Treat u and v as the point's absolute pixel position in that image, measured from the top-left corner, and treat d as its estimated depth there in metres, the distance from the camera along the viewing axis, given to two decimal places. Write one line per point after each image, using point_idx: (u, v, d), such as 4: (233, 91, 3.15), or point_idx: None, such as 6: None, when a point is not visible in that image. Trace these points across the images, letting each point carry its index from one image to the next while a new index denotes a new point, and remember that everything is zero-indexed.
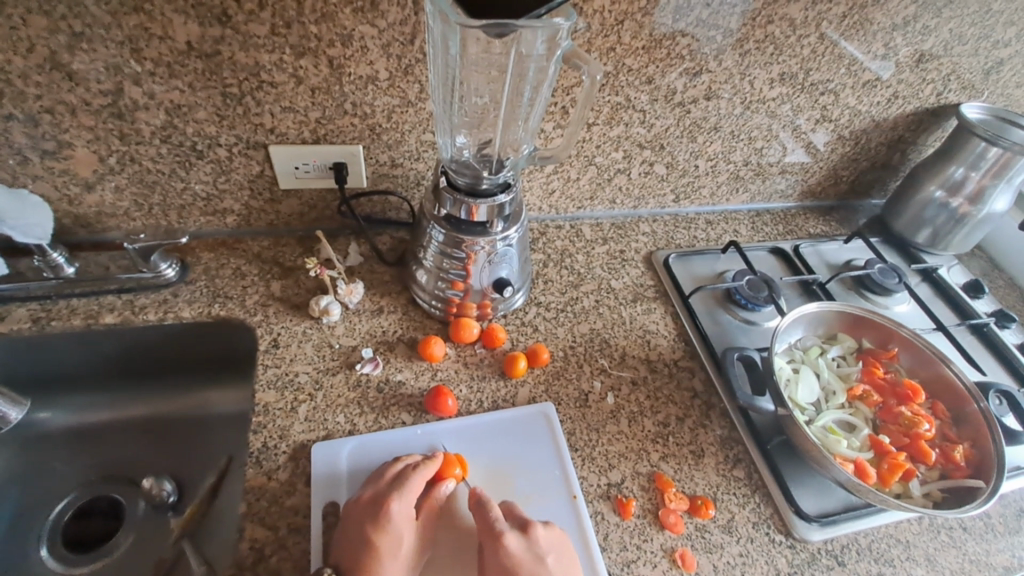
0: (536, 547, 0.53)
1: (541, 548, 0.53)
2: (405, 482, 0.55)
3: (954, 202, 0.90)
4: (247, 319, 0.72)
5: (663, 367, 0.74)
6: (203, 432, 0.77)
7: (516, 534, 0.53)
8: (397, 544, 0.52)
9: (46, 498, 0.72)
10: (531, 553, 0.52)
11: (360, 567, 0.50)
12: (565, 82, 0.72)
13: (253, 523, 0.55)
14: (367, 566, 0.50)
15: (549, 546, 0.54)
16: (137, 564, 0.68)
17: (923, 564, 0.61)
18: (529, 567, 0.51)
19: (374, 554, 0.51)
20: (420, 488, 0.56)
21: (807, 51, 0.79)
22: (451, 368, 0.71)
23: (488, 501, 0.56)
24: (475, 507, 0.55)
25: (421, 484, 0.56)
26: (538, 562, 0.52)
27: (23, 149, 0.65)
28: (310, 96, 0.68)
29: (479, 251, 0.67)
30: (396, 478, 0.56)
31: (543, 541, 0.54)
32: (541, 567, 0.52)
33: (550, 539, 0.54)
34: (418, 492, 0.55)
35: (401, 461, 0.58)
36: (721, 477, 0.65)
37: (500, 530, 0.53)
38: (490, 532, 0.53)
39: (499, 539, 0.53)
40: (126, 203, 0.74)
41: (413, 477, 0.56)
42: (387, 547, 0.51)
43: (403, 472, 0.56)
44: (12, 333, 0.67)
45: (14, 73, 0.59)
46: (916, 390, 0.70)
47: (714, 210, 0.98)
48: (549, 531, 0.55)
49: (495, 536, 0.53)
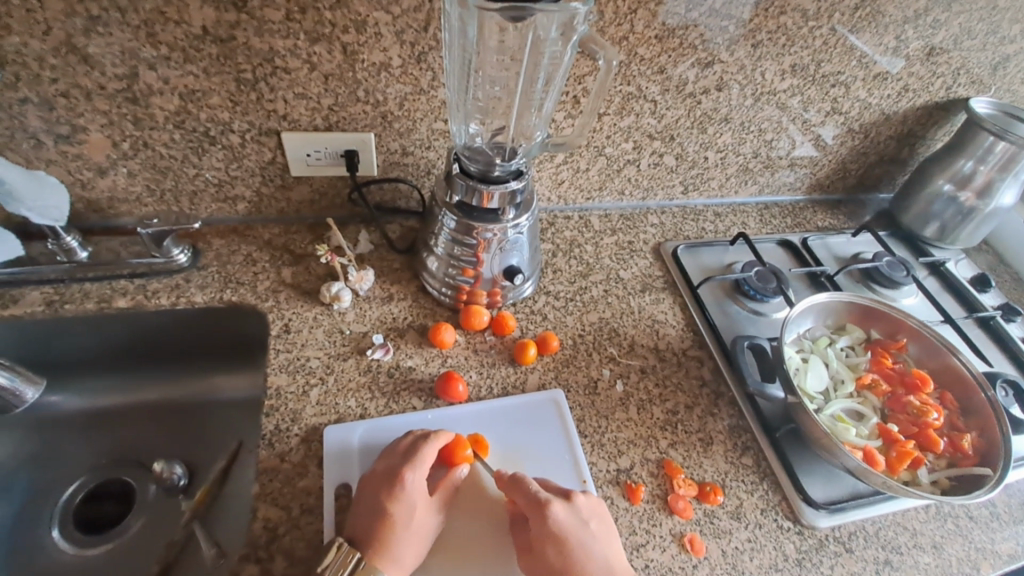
0: (579, 513, 0.55)
1: (584, 514, 0.55)
2: (417, 453, 0.56)
3: (962, 196, 0.91)
4: (258, 305, 0.72)
5: (672, 356, 0.74)
6: (213, 416, 0.78)
7: (560, 501, 0.55)
8: (409, 513, 0.53)
9: (57, 481, 0.73)
10: (575, 520, 0.54)
11: (374, 534, 0.51)
12: (577, 71, 0.72)
13: (266, 503, 0.56)
14: (383, 534, 0.51)
15: (590, 512, 0.55)
16: (148, 546, 0.69)
17: (930, 552, 0.62)
18: (574, 533, 0.53)
19: (391, 522, 0.52)
20: (432, 459, 0.56)
21: (819, 43, 0.79)
22: (461, 355, 0.71)
23: (523, 477, 0.57)
24: (511, 483, 0.56)
25: (434, 455, 0.57)
26: (582, 527, 0.54)
27: (37, 133, 0.65)
28: (323, 82, 0.69)
29: (491, 238, 0.67)
30: (408, 450, 0.57)
31: (584, 508, 0.55)
32: (586, 533, 0.53)
33: (590, 506, 0.56)
34: (429, 462, 0.56)
35: (411, 435, 0.59)
36: (729, 464, 0.65)
37: (544, 498, 0.54)
38: (534, 502, 0.54)
39: (545, 508, 0.54)
40: (138, 188, 0.74)
41: (424, 447, 0.56)
42: (401, 514, 0.52)
43: (415, 444, 0.57)
44: (25, 315, 0.67)
45: (30, 56, 0.60)
46: (925, 380, 0.70)
47: (723, 202, 0.99)
48: (588, 498, 0.56)
49: (540, 506, 0.54)
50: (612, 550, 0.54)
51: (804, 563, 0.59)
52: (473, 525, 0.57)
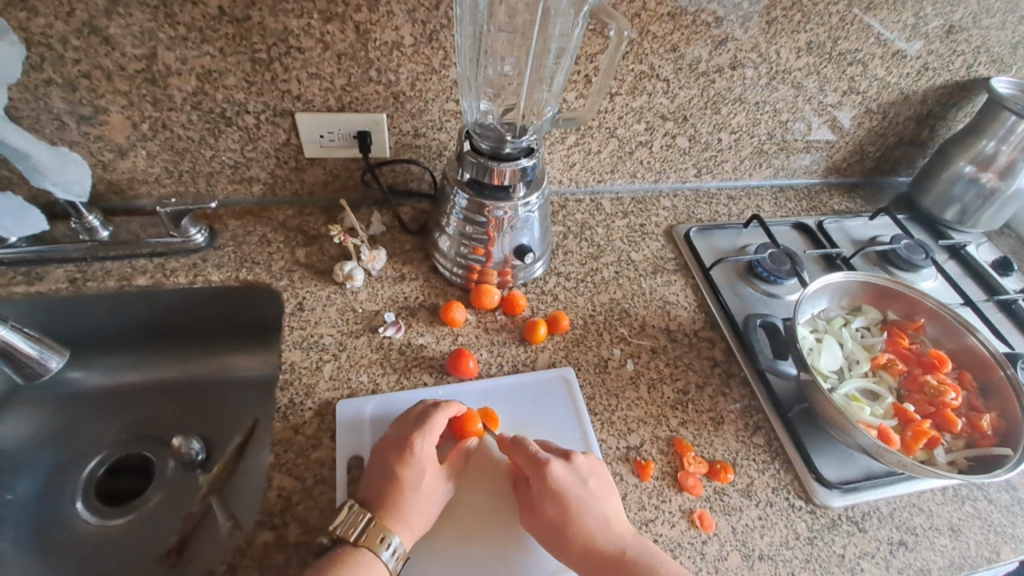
0: (578, 472, 0.55)
1: (583, 472, 0.55)
2: (428, 422, 0.56)
3: (984, 177, 0.88)
4: (272, 283, 0.73)
5: (683, 337, 0.74)
6: (230, 394, 0.79)
7: (559, 461, 0.55)
8: (419, 477, 0.54)
9: (82, 455, 0.75)
10: (574, 478, 0.55)
11: (385, 497, 0.52)
12: (589, 49, 0.71)
13: (281, 473, 0.57)
14: (393, 497, 0.52)
15: (589, 471, 0.56)
16: (166, 519, 0.70)
17: (947, 533, 0.61)
18: (573, 491, 0.54)
19: (399, 485, 0.53)
20: (442, 428, 0.57)
21: (836, 20, 0.77)
22: (472, 333, 0.72)
23: (524, 439, 0.57)
24: (512, 445, 0.57)
25: (444, 425, 0.58)
26: (581, 485, 0.54)
27: (61, 114, 0.67)
28: (336, 62, 0.69)
29: (501, 216, 0.68)
30: (420, 419, 0.57)
31: (583, 467, 0.56)
32: (585, 490, 0.54)
33: (589, 465, 0.56)
34: (440, 431, 0.57)
35: (422, 405, 0.60)
36: (741, 443, 0.65)
37: (543, 459, 0.55)
38: (533, 463, 0.55)
39: (543, 467, 0.54)
40: (157, 169, 0.75)
41: (435, 416, 0.57)
42: (411, 479, 0.53)
43: (426, 413, 0.58)
44: (50, 292, 0.69)
45: (54, 37, 0.61)
46: (942, 359, 0.69)
47: (737, 185, 0.98)
48: (588, 458, 0.57)
49: (539, 466, 0.55)
50: (611, 507, 0.54)
51: (816, 542, 0.58)
52: (483, 497, 0.57)
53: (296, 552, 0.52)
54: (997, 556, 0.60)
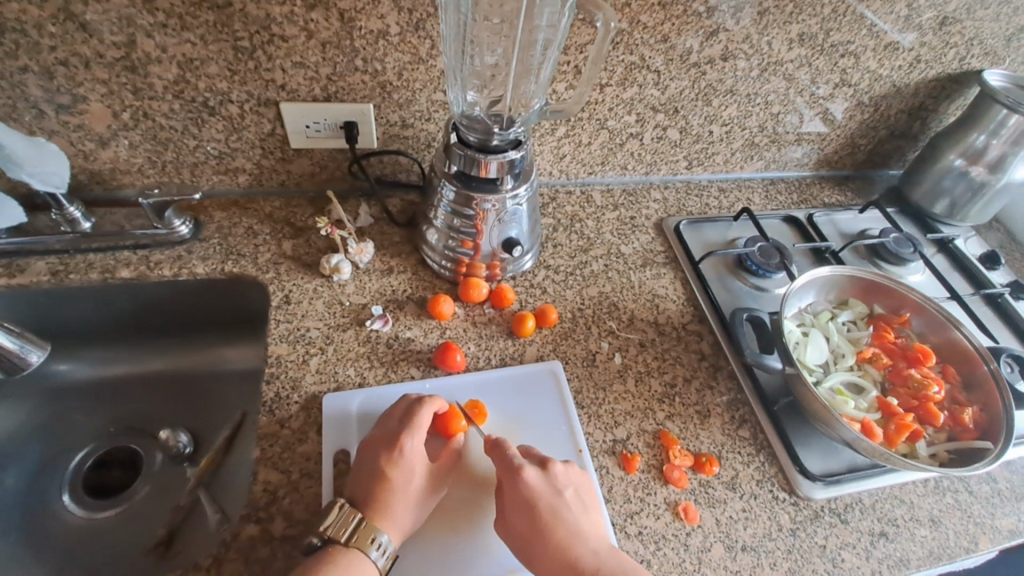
0: (554, 481, 0.55)
1: (559, 483, 0.55)
2: (415, 419, 0.57)
3: (973, 170, 0.88)
4: (258, 276, 0.73)
5: (671, 330, 0.74)
6: (219, 386, 0.79)
7: (534, 468, 0.55)
8: (408, 476, 0.54)
9: (68, 447, 0.74)
10: (549, 487, 0.54)
11: (373, 496, 0.52)
12: (578, 39, 0.71)
13: (267, 467, 0.57)
14: (383, 496, 0.52)
15: (566, 480, 0.56)
16: (154, 512, 0.70)
17: (927, 524, 0.62)
18: (546, 500, 0.53)
19: (388, 484, 0.53)
20: (428, 424, 0.57)
21: (828, 10, 0.77)
22: (460, 327, 0.71)
23: (505, 442, 0.57)
24: (493, 448, 0.57)
25: (430, 421, 0.58)
26: (556, 495, 0.54)
27: (38, 103, 0.66)
28: (321, 51, 0.68)
29: (489, 210, 0.67)
30: (406, 416, 0.57)
31: (561, 476, 0.56)
32: (559, 500, 0.54)
33: (568, 475, 0.56)
34: (427, 428, 0.57)
35: (408, 399, 0.60)
36: (726, 436, 0.65)
37: (518, 464, 0.55)
38: (508, 467, 0.55)
39: (518, 473, 0.55)
40: (139, 159, 0.74)
41: (420, 412, 0.57)
42: (399, 478, 0.54)
43: (412, 409, 0.58)
44: (32, 285, 0.68)
45: (29, 23, 0.60)
46: (926, 354, 0.70)
47: (728, 177, 0.97)
48: (567, 468, 0.57)
49: (514, 471, 0.55)
50: (586, 520, 0.54)
51: (798, 533, 0.59)
52: (471, 494, 0.58)
53: (281, 546, 0.52)
54: (975, 547, 0.61)
